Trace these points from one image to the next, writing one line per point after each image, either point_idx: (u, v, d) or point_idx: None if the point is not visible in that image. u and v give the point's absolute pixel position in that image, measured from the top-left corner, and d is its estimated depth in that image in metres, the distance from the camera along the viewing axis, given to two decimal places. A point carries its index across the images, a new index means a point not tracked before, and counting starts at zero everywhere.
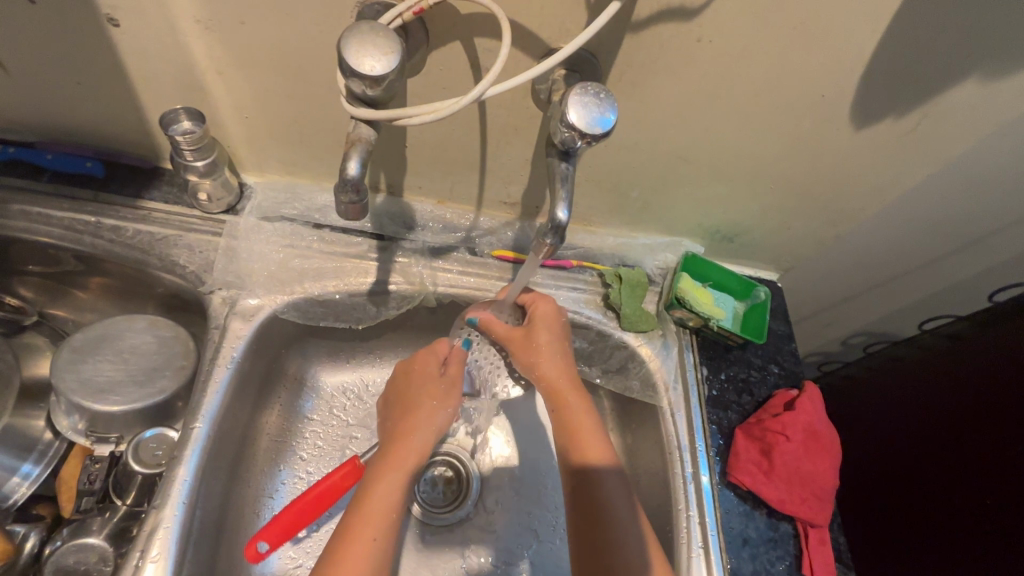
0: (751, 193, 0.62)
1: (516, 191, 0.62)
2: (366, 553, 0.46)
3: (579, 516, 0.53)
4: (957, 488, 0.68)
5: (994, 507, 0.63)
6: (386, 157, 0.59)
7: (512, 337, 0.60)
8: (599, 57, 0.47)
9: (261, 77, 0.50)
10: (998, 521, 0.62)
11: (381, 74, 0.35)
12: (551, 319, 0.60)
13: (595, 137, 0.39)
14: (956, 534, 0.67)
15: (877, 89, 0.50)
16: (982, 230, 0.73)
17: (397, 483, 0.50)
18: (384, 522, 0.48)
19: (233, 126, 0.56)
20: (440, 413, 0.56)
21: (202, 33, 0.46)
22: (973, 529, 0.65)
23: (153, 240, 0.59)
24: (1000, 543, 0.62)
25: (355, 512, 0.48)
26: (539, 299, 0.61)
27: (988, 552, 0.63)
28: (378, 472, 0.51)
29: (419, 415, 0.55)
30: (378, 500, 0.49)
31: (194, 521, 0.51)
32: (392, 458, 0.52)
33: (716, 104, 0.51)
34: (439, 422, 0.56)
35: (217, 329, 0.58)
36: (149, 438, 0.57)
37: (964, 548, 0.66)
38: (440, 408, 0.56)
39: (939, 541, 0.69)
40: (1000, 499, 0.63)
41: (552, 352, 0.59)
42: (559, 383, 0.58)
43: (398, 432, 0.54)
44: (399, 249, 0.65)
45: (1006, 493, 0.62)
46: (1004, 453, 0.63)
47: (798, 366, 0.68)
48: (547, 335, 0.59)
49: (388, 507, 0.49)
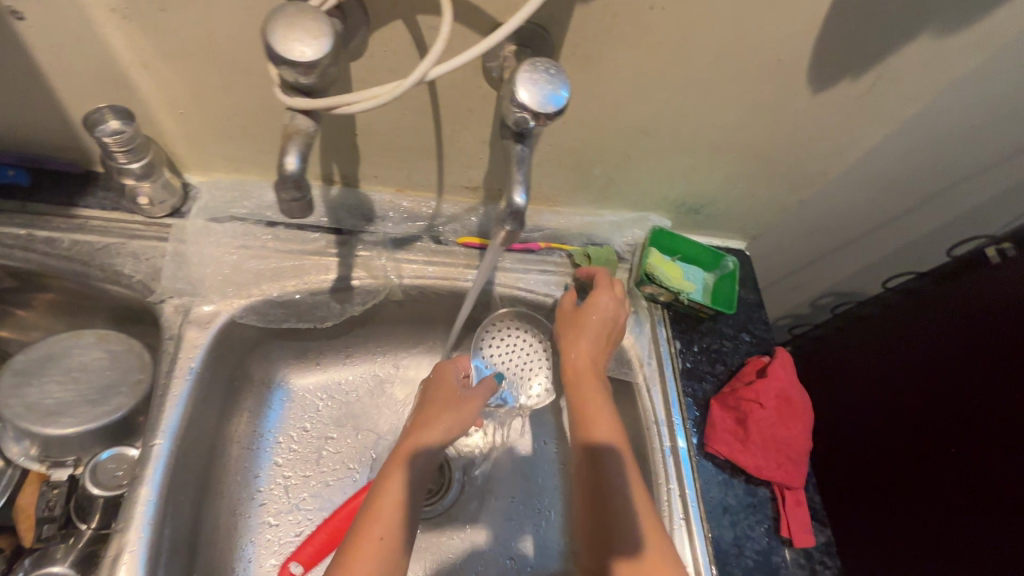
0: (714, 164, 0.62)
1: (477, 175, 0.60)
2: (371, 553, 0.45)
3: (592, 500, 0.52)
4: (926, 437, 0.70)
5: (962, 453, 0.65)
6: (337, 146, 0.56)
7: (566, 313, 0.63)
8: (550, 30, 0.45)
9: (192, 68, 0.46)
10: (966, 466, 0.65)
11: (313, 59, 0.32)
12: (608, 311, 0.61)
13: (548, 116, 0.37)
14: (928, 484, 0.69)
15: (833, 52, 0.49)
16: (938, 186, 0.74)
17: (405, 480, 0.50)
18: (392, 519, 0.47)
19: (168, 124, 0.52)
20: (455, 420, 0.56)
21: (121, 23, 0.42)
22: (943, 477, 0.67)
23: (92, 250, 0.55)
24: (971, 488, 0.64)
25: (363, 514, 0.48)
26: (606, 289, 0.62)
27: (962, 498, 0.65)
28: (386, 469, 0.51)
29: (435, 418, 0.55)
30: (387, 496, 0.48)
31: (163, 541, 0.48)
32: (401, 456, 0.52)
33: (673, 74, 0.50)
34: (452, 427, 0.55)
35: (172, 340, 0.55)
36: (108, 459, 0.54)
37: (937, 495, 0.68)
38: (456, 412, 0.56)
39: (914, 491, 0.72)
40: (968, 445, 0.65)
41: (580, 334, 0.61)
42: (591, 376, 0.59)
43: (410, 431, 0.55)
44: (360, 242, 0.62)
45: (972, 440, 0.64)
46: (970, 399, 0.66)
47: (768, 332, 0.69)
48: (596, 325, 0.61)
49: (397, 507, 0.48)
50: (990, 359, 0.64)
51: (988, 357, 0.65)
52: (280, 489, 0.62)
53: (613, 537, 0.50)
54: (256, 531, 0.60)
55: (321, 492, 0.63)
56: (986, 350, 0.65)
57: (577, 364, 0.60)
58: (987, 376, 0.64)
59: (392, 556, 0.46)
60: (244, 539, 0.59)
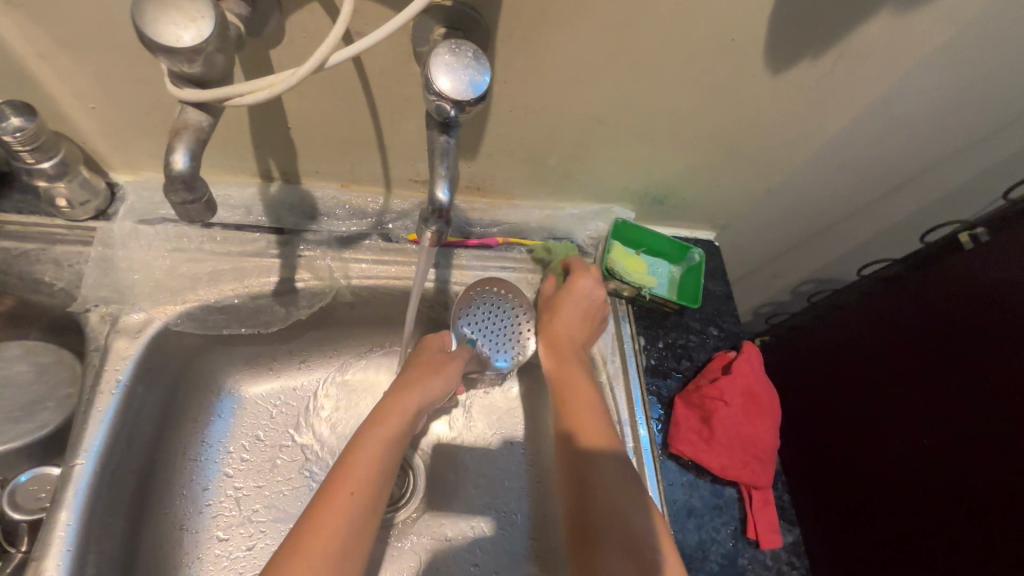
0: (675, 152, 0.59)
1: (425, 168, 0.57)
2: (345, 508, 0.43)
3: (575, 473, 0.52)
4: (908, 430, 0.69)
5: (951, 455, 0.63)
6: (272, 141, 0.52)
7: (548, 295, 0.63)
8: (483, 12, 0.42)
9: (97, 59, 0.43)
10: (956, 469, 0.63)
11: (192, 45, 0.28)
12: (589, 297, 0.61)
13: (470, 104, 0.34)
14: (911, 481, 0.68)
15: (790, 31, 0.46)
16: (910, 171, 0.72)
17: (384, 441, 0.48)
18: (366, 476, 0.46)
19: (83, 120, 0.49)
20: (437, 380, 0.56)
21: (6, 11, 0.38)
22: (930, 475, 0.65)
23: (10, 257, 0.52)
24: (961, 491, 0.62)
25: (335, 470, 0.46)
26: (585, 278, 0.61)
27: (943, 493, 0.64)
28: (365, 427, 0.50)
29: (414, 382, 0.55)
30: (362, 454, 0.47)
31: (85, 568, 0.45)
32: (378, 416, 0.51)
33: (622, 57, 0.47)
34: (430, 390, 0.55)
35: (98, 351, 0.52)
36: (27, 481, 0.50)
37: (921, 495, 0.66)
38: (436, 375, 0.56)
39: (898, 487, 0.70)
40: (959, 446, 0.62)
41: (564, 317, 0.60)
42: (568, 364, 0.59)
43: (391, 392, 0.54)
44: (303, 241, 0.59)
45: (954, 432, 0.63)
46: (956, 397, 0.63)
47: (737, 326, 0.66)
48: (573, 313, 0.60)
49: (371, 468, 0.46)
50: (975, 354, 0.62)
51: (975, 354, 0.62)
52: (230, 501, 0.59)
53: (592, 514, 0.49)
54: (204, 546, 0.57)
55: (275, 503, 0.60)
56: (972, 348, 0.63)
57: (554, 353, 0.60)
58: (976, 373, 0.62)
59: (365, 512, 0.45)
60: (191, 555, 0.56)
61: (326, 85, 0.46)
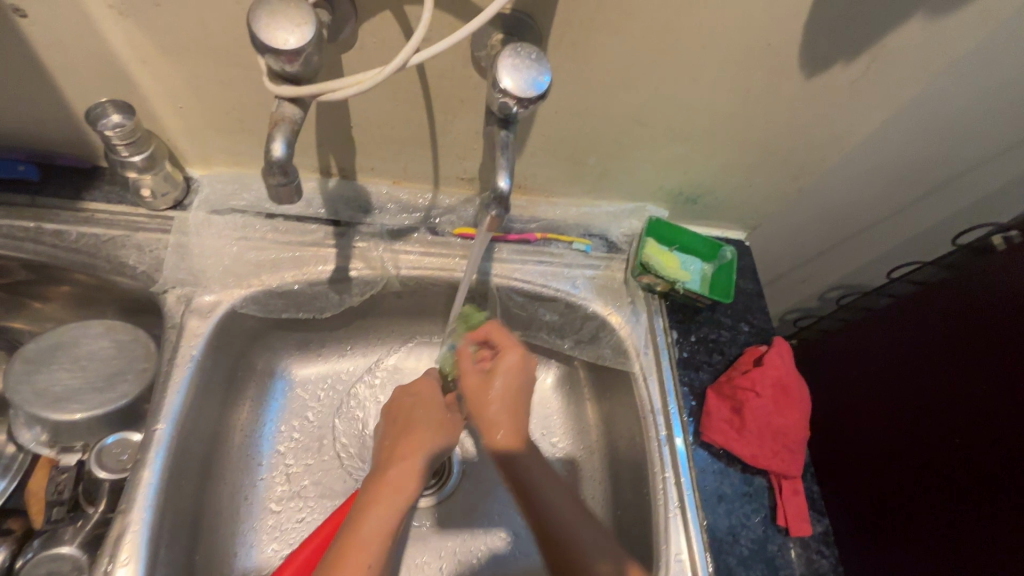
0: (710, 152, 0.62)
1: (472, 166, 0.61)
2: None
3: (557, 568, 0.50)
4: (939, 432, 0.69)
5: (980, 453, 0.64)
6: (335, 140, 0.57)
7: (468, 373, 0.57)
8: (537, 19, 0.45)
9: (190, 64, 0.48)
10: (983, 468, 0.63)
11: (297, 46, 0.34)
12: (516, 371, 0.56)
13: (530, 101, 0.39)
14: (945, 483, 0.68)
15: (824, 34, 0.49)
16: (944, 174, 0.73)
17: (395, 512, 0.49)
18: (375, 550, 0.46)
19: (169, 118, 0.54)
20: (437, 439, 0.56)
21: (118, 19, 0.43)
22: (959, 474, 0.66)
23: (100, 242, 0.57)
24: (988, 489, 0.63)
25: (347, 537, 0.47)
26: (510, 347, 0.57)
27: (974, 491, 0.64)
28: (373, 496, 0.50)
29: (421, 436, 0.56)
30: (372, 525, 0.48)
31: (164, 522, 0.50)
32: (390, 481, 0.51)
33: (664, 61, 0.50)
34: (435, 445, 0.56)
35: (174, 329, 0.56)
36: (113, 443, 0.55)
37: (953, 494, 0.67)
38: (442, 434, 0.57)
39: (929, 489, 0.70)
40: (988, 445, 0.63)
41: (503, 401, 0.55)
42: (512, 449, 0.54)
43: (395, 455, 0.54)
44: (357, 233, 0.63)
45: (986, 430, 0.64)
46: (985, 394, 0.64)
47: (768, 322, 0.68)
48: (502, 387, 0.55)
49: (381, 531, 0.48)
50: (1002, 352, 0.63)
51: (1003, 355, 0.63)
52: (281, 476, 0.63)
53: None
54: (258, 517, 0.61)
55: (322, 480, 0.64)
56: (999, 348, 0.64)
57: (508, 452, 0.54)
58: (1003, 373, 0.63)
59: None
60: (246, 524, 0.60)
61: (388, 88, 0.50)
